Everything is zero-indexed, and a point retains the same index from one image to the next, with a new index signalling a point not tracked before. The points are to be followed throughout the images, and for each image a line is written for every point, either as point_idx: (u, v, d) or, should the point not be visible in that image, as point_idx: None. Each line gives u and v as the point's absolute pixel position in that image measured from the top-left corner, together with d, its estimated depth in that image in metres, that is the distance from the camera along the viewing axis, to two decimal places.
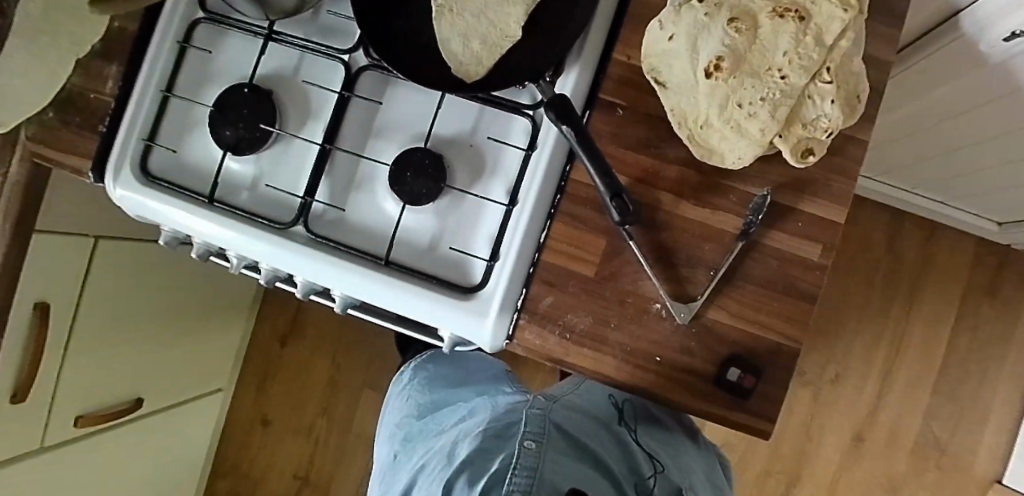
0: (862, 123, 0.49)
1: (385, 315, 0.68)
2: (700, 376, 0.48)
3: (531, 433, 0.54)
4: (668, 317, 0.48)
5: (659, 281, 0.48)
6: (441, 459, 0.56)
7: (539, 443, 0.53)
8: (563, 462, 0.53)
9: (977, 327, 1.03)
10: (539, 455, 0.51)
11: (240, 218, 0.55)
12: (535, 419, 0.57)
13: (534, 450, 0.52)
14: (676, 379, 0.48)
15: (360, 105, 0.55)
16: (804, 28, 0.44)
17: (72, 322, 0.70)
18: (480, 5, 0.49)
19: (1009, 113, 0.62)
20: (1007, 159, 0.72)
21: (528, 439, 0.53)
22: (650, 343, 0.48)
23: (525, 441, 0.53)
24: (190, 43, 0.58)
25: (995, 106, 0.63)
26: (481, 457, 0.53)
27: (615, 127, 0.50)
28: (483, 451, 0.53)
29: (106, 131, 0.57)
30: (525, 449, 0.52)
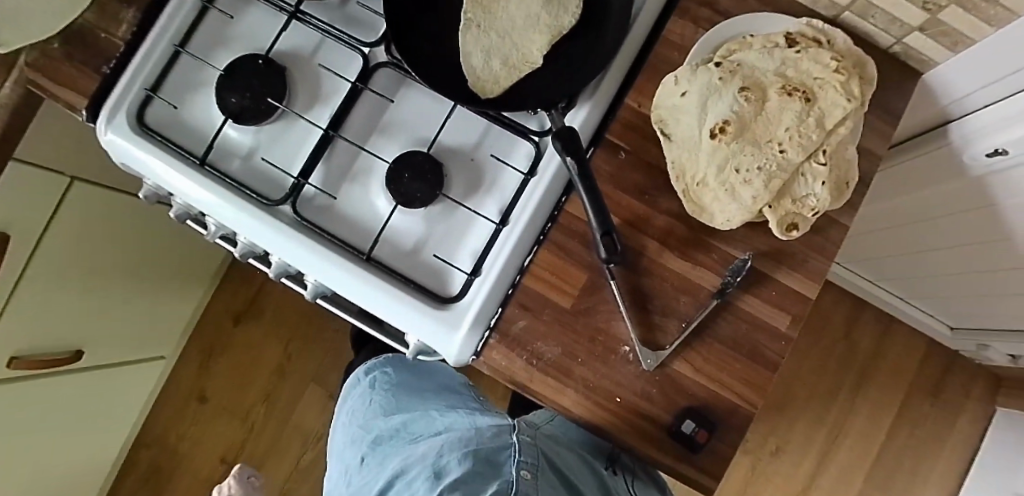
0: (846, 208, 0.51)
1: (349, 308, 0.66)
2: (655, 423, 0.49)
3: (526, 461, 0.55)
4: (635, 361, 0.49)
5: (631, 325, 0.49)
6: (427, 471, 0.55)
7: (535, 475, 0.55)
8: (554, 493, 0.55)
9: (917, 424, 1.06)
10: (536, 486, 0.53)
11: (229, 186, 0.54)
12: (528, 443, 0.58)
13: (529, 481, 0.54)
14: (636, 425, 0.49)
15: (371, 98, 0.55)
16: (809, 108, 0.47)
17: (31, 256, 0.67)
18: (508, 27, 0.52)
19: (978, 225, 0.66)
20: (969, 268, 0.75)
21: (523, 467, 0.55)
22: (614, 385, 0.49)
23: (520, 470, 0.54)
24: (214, 5, 0.58)
25: (967, 216, 0.66)
26: (474, 477, 0.52)
27: (616, 169, 0.51)
28: (475, 471, 0.53)
29: (109, 72, 0.56)
30: (523, 478, 0.54)
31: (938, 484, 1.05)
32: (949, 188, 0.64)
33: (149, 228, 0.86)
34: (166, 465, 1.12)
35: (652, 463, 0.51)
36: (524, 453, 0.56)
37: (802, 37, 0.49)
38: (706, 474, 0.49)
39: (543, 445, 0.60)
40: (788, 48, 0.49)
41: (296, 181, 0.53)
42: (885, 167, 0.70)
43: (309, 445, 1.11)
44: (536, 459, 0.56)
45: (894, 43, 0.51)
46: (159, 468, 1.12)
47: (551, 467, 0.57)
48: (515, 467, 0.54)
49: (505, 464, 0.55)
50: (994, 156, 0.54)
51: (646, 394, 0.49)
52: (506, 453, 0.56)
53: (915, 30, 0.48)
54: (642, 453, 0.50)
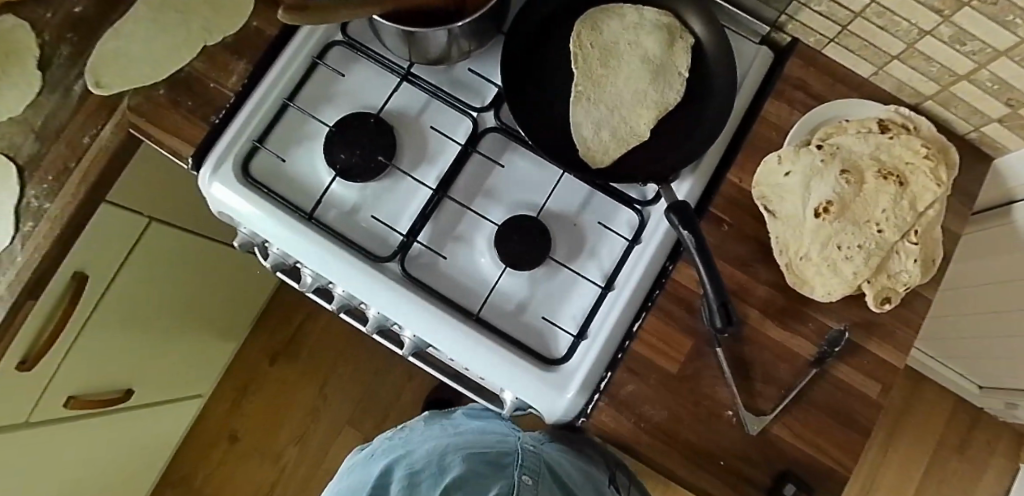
0: (930, 283, 0.54)
1: (441, 368, 0.70)
2: (759, 487, 0.51)
3: (528, 467, 0.55)
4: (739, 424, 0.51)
5: (733, 389, 0.51)
6: (430, 467, 0.56)
7: (535, 480, 0.54)
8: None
9: (944, 478, 1.09)
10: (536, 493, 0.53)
11: (336, 240, 0.55)
12: (532, 451, 0.57)
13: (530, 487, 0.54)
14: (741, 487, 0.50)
15: (478, 161, 0.57)
16: (902, 192, 0.50)
17: (101, 295, 0.67)
18: (616, 100, 0.54)
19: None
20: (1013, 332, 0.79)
21: (525, 472, 0.55)
22: (719, 448, 0.50)
23: (522, 475, 0.54)
24: (323, 61, 0.59)
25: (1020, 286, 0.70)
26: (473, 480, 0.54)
27: (718, 239, 0.53)
28: (478, 471, 0.55)
29: (217, 123, 0.57)
30: (522, 484, 0.54)
31: None
32: (1006, 259, 0.68)
33: (211, 268, 0.85)
34: None
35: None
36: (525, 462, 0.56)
37: (893, 124, 0.54)
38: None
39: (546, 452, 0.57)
40: (882, 134, 0.52)
41: (405, 239, 0.54)
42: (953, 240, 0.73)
43: None
44: (536, 466, 0.55)
45: (971, 131, 0.55)
46: None
47: (557, 478, 0.55)
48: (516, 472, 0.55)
49: (511, 471, 0.55)
50: None
51: (750, 459, 0.51)
52: (511, 457, 0.57)
53: (994, 121, 0.52)
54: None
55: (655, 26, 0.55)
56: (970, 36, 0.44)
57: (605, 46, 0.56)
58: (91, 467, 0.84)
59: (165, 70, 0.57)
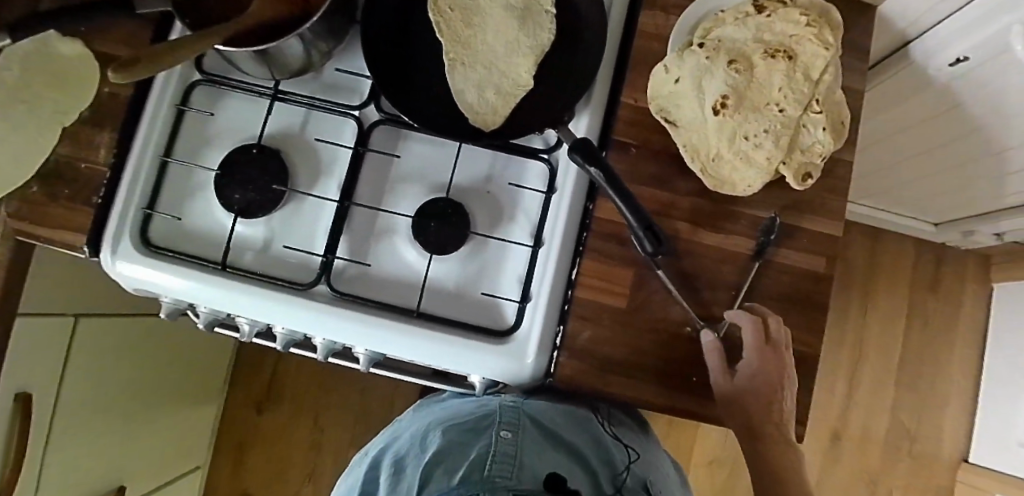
0: (846, 146, 0.54)
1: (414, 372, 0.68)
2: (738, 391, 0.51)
3: (505, 423, 0.54)
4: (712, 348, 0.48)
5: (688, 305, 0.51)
6: (414, 448, 0.53)
7: (515, 432, 0.54)
8: (541, 450, 0.53)
9: (926, 321, 1.09)
10: (517, 442, 0.52)
11: (258, 282, 0.53)
12: (508, 410, 0.57)
13: (511, 439, 0.53)
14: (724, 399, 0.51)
15: (374, 159, 0.55)
16: (793, 66, 0.50)
17: (55, 403, 0.64)
18: (490, 57, 0.53)
19: (961, 118, 0.68)
20: (957, 163, 0.79)
21: (503, 428, 0.54)
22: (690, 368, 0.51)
23: (501, 432, 0.53)
24: (188, 106, 0.56)
25: (947, 116, 0.69)
26: (458, 445, 0.52)
27: (630, 164, 0.52)
28: (459, 438, 0.53)
29: (101, 202, 0.54)
30: (503, 438, 0.53)
31: (963, 367, 1.08)
32: (920, 98, 0.67)
33: (158, 341, 0.82)
34: None
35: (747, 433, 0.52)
36: (502, 421, 0.55)
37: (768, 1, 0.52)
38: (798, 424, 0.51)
39: (523, 409, 0.58)
40: (760, 15, 0.51)
41: (325, 259, 0.52)
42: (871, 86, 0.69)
43: None
44: (514, 421, 0.55)
45: None
46: None
47: (536, 425, 0.56)
48: (495, 428, 0.54)
49: (489, 429, 0.54)
50: (956, 65, 0.58)
51: (723, 367, 0.51)
52: (487, 418, 0.56)
53: None
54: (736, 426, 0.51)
55: None
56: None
57: (464, 6, 0.53)
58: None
59: (33, 164, 0.52)
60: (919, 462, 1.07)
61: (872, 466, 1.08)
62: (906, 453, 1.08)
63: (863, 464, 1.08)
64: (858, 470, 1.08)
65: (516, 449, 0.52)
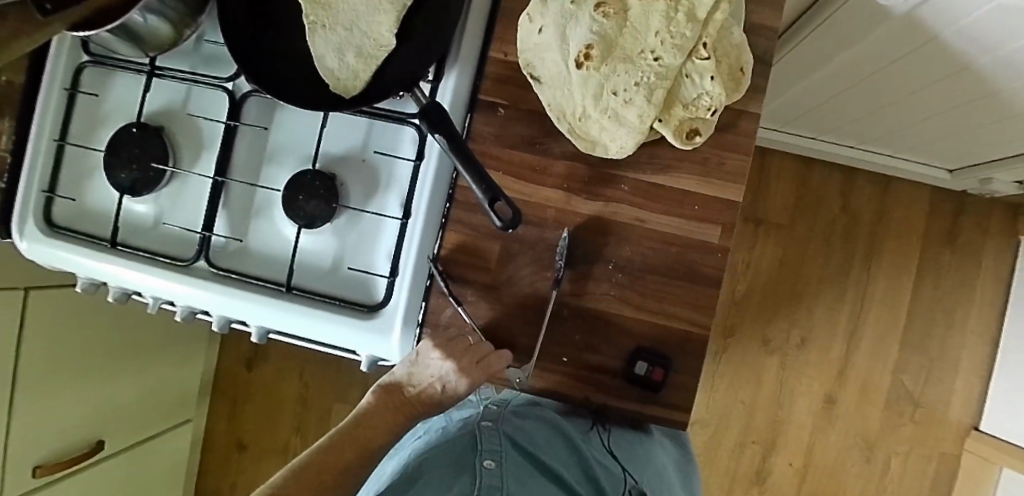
0: (751, 95, 0.47)
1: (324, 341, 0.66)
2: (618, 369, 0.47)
3: (487, 450, 0.45)
4: (465, 373, 0.44)
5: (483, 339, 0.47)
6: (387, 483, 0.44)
7: (498, 460, 0.45)
8: (527, 481, 0.44)
9: (939, 278, 0.99)
10: (502, 475, 0.43)
11: (143, 258, 0.54)
12: (489, 430, 0.48)
13: (493, 469, 0.44)
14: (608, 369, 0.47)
15: (248, 133, 0.54)
16: (676, 4, 0.42)
17: (15, 367, 0.68)
18: (352, 16, 0.49)
19: (941, 53, 0.58)
20: (956, 102, 0.67)
21: (486, 456, 0.45)
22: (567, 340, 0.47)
23: (483, 461, 0.44)
24: (78, 88, 0.57)
25: (923, 52, 0.59)
26: (441, 479, 0.42)
27: (498, 128, 0.48)
28: (437, 461, 0.43)
29: (6, 185, 0.57)
30: (485, 469, 0.43)
31: (979, 327, 0.97)
32: (879, 36, 0.58)
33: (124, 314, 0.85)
34: None
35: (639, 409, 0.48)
36: (483, 443, 0.46)
37: None
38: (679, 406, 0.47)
39: (506, 427, 0.49)
40: None
41: (202, 236, 0.53)
42: (781, 52, 0.72)
43: None
44: (496, 445, 0.46)
45: None
46: None
47: (519, 449, 0.47)
48: (475, 458, 0.44)
49: (471, 459, 0.44)
50: None
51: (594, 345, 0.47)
52: (467, 443, 0.46)
53: None
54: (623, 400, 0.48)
55: None
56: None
57: None
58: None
59: None
60: (923, 427, 0.99)
61: (871, 431, 1.00)
62: (910, 419, 0.99)
63: (860, 429, 1.01)
64: (854, 435, 1.01)
65: (501, 484, 0.43)
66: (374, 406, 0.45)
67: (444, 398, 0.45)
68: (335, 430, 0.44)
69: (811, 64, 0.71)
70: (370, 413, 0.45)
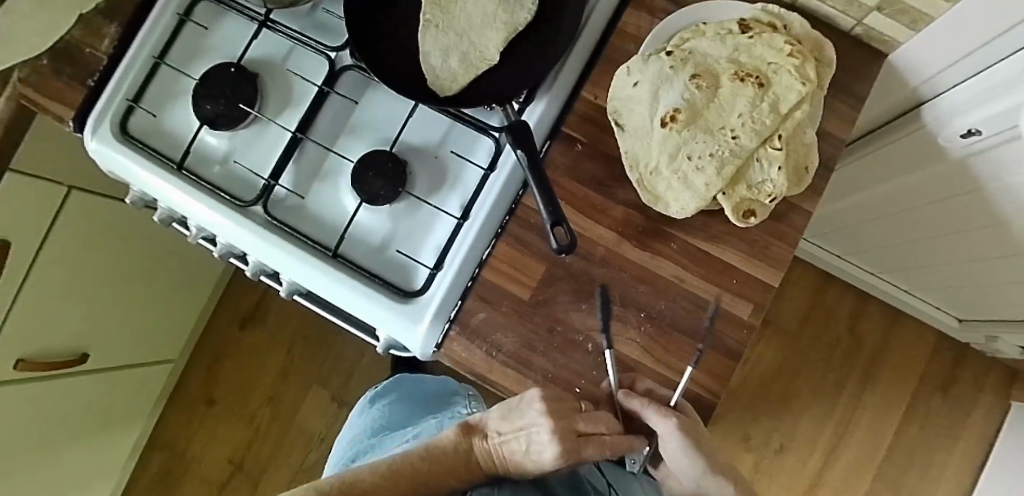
0: (808, 194, 0.50)
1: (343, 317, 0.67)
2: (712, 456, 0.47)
3: None
4: (559, 442, 0.41)
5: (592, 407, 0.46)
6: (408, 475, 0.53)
7: None
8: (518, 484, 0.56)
9: (925, 420, 1.01)
10: None
11: (206, 190, 0.56)
12: None
13: None
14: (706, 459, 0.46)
15: (338, 101, 0.56)
16: (763, 94, 0.47)
17: (39, 249, 0.70)
18: (465, 25, 0.53)
19: (985, 205, 0.61)
20: (988, 255, 0.70)
21: None
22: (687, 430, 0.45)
23: None
24: (190, 17, 0.60)
25: (971, 199, 0.62)
26: None
27: (571, 161, 0.51)
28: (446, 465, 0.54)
29: (93, 86, 0.59)
30: None
31: (953, 478, 0.99)
32: (930, 174, 0.63)
33: (139, 238, 0.86)
34: (175, 469, 1.12)
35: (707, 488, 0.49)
36: None
37: (756, 23, 0.49)
38: (713, 475, 0.47)
39: None
40: (742, 34, 0.49)
41: (266, 183, 0.55)
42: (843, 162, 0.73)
43: (311, 446, 1.10)
44: None
45: (855, 26, 0.51)
46: (169, 472, 1.12)
47: None
48: None
49: None
50: (968, 137, 0.53)
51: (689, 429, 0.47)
52: None
53: (873, 10, 0.48)
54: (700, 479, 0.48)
55: None
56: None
57: None
58: (64, 436, 0.87)
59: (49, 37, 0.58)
60: None
61: None
62: None
63: None
64: None
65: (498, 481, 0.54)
66: (446, 441, 0.46)
67: (525, 459, 0.44)
68: (399, 455, 0.44)
69: (860, 184, 0.75)
70: (440, 451, 0.45)
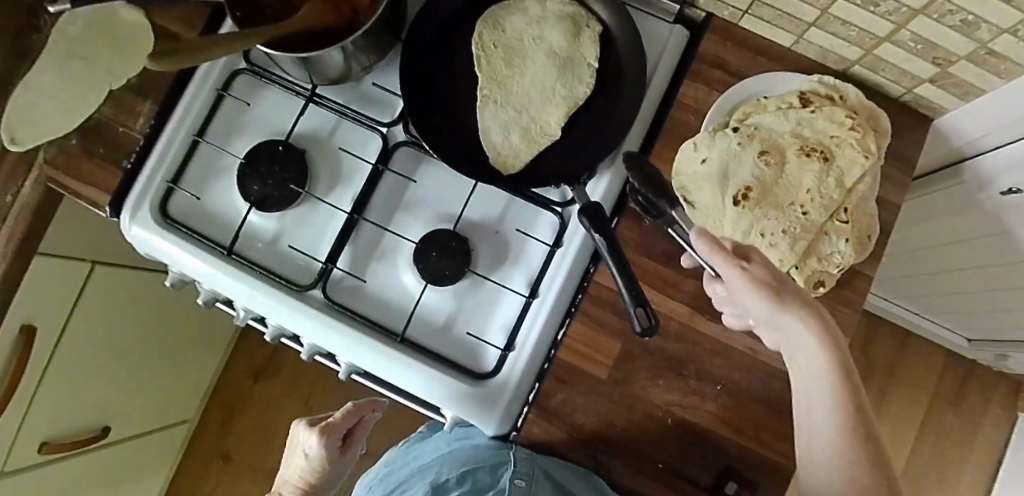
0: (870, 259, 0.51)
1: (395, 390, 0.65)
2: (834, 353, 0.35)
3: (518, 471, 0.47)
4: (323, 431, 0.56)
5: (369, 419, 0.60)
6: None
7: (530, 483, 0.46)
8: None
9: (937, 435, 1.05)
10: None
11: (260, 275, 0.54)
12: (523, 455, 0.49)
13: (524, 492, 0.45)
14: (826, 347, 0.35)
15: (392, 178, 0.55)
16: (828, 168, 0.48)
17: (64, 325, 0.68)
18: (524, 101, 0.52)
19: (1015, 249, 0.64)
20: (1010, 289, 0.73)
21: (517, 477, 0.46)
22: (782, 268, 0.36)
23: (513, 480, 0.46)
24: (229, 92, 0.57)
25: (1002, 243, 0.65)
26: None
27: (640, 236, 0.51)
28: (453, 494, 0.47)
29: (130, 167, 0.57)
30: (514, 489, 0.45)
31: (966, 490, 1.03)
32: (959, 220, 0.65)
33: (150, 302, 0.82)
34: None
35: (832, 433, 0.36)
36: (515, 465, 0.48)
37: (816, 95, 0.50)
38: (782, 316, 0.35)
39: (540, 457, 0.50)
40: (804, 108, 0.49)
41: (325, 266, 0.53)
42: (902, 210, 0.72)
43: None
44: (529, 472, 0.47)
45: (904, 93, 0.53)
46: None
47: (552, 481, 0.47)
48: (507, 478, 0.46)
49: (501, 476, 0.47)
50: (1008, 195, 0.55)
51: (763, 325, 0.38)
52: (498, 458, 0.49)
53: (926, 82, 0.50)
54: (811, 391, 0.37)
55: (560, 18, 0.52)
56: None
57: (508, 44, 0.53)
58: None
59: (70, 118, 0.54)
60: None
61: None
62: None
63: None
64: None
65: None
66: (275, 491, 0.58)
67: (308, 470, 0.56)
68: None
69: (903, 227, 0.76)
70: None
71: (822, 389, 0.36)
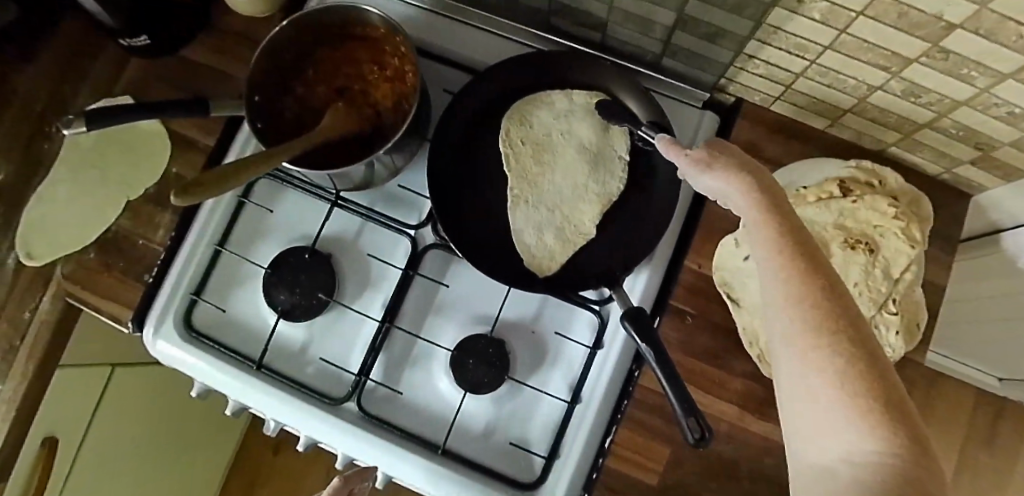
0: (919, 347, 0.50)
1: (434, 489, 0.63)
2: (827, 283, 0.25)
3: None
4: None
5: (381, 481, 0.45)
6: None
7: None
8: None
9: None
10: None
11: (292, 389, 0.52)
12: None
13: None
14: (805, 273, 0.26)
15: (422, 282, 0.54)
16: (874, 260, 0.47)
17: (88, 427, 0.67)
18: (557, 199, 0.51)
19: None
20: None
21: None
22: (780, 204, 0.29)
23: None
24: (249, 198, 0.56)
25: None
26: None
27: (683, 335, 0.49)
28: None
29: (152, 282, 0.55)
30: None
31: None
32: None
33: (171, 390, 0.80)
34: None
35: (835, 404, 0.23)
36: None
37: (854, 183, 0.49)
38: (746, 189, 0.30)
39: None
40: (844, 198, 0.48)
41: (358, 379, 0.52)
42: None
43: None
44: None
45: (943, 172, 0.52)
46: None
47: None
48: None
49: None
50: None
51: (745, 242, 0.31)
52: None
53: (966, 163, 0.49)
54: (785, 350, 0.26)
55: (586, 113, 0.51)
56: (952, 74, 0.40)
57: (536, 139, 0.52)
58: None
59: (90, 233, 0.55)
60: None
61: None
62: None
63: None
64: None
65: None
66: None
67: None
68: None
69: None
70: None
71: (785, 322, 0.26)
